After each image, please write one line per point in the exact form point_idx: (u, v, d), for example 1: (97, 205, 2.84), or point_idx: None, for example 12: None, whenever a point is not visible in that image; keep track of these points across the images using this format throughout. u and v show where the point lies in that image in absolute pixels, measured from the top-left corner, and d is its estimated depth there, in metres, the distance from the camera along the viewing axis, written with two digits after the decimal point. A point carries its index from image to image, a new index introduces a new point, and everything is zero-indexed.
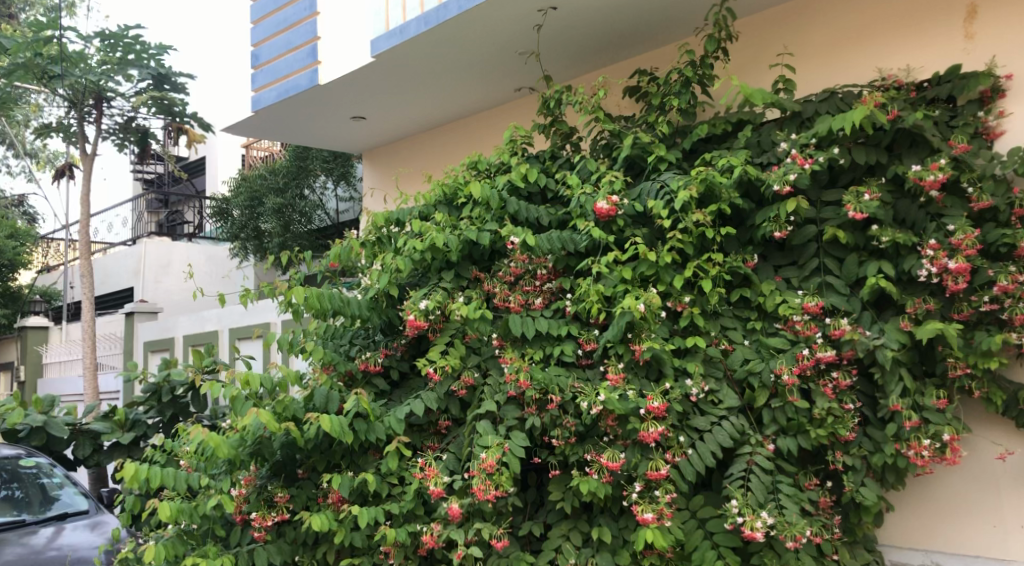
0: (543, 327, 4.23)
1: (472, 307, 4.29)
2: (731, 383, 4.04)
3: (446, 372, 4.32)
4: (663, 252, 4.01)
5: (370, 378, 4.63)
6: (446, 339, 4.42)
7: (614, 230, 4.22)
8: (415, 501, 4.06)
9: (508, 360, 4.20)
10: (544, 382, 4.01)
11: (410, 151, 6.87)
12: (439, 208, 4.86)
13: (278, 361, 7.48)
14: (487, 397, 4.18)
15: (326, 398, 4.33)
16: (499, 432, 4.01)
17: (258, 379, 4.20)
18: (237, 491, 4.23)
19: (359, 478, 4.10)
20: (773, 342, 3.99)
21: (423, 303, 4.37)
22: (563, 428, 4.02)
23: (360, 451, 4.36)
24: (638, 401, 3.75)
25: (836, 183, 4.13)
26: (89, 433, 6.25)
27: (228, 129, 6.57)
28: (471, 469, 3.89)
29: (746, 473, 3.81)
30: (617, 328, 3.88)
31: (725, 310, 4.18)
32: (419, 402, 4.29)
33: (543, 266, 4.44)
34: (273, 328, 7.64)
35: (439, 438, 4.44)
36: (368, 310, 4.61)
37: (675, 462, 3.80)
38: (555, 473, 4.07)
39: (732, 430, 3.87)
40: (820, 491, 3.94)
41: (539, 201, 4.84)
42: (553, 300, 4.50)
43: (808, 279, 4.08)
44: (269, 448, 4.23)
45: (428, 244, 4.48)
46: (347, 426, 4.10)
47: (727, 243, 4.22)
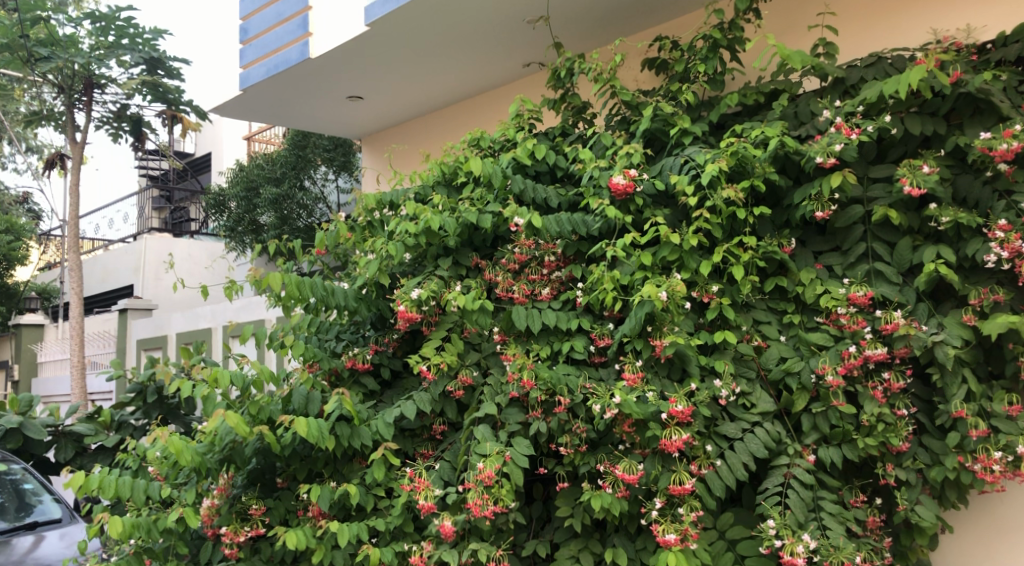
0: (549, 320, 3.78)
1: (471, 297, 3.81)
2: (765, 384, 3.54)
3: (442, 371, 3.84)
4: (688, 234, 3.51)
5: (358, 377, 4.16)
6: (442, 334, 3.95)
7: (632, 210, 3.73)
8: (404, 516, 3.59)
9: (510, 356, 3.73)
10: (550, 382, 3.52)
11: (410, 133, 6.44)
12: (437, 190, 4.41)
13: (272, 361, 6.98)
14: (486, 399, 3.71)
15: (303, 398, 3.85)
16: (499, 439, 3.53)
17: (229, 376, 3.73)
18: (207, 502, 3.76)
19: (340, 490, 3.62)
20: (814, 338, 3.49)
21: (416, 292, 3.89)
22: (573, 435, 3.51)
23: (345, 458, 3.89)
24: (660, 404, 3.28)
25: (885, 159, 3.62)
26: (72, 435, 5.57)
27: (216, 110, 6.14)
28: (467, 481, 3.42)
29: (782, 488, 3.33)
30: (634, 320, 3.39)
31: (757, 302, 3.68)
32: (411, 404, 3.81)
33: (552, 252, 3.99)
34: (267, 326, 7.16)
35: (433, 444, 3.97)
36: (355, 301, 4.12)
37: (701, 475, 3.32)
38: (564, 485, 3.57)
39: (767, 439, 3.38)
40: (869, 509, 3.43)
41: (548, 181, 4.34)
42: (562, 290, 4.01)
43: (853, 267, 3.56)
44: (241, 455, 3.76)
45: (422, 228, 4.02)
46: (327, 430, 3.62)
47: (760, 225, 3.71)
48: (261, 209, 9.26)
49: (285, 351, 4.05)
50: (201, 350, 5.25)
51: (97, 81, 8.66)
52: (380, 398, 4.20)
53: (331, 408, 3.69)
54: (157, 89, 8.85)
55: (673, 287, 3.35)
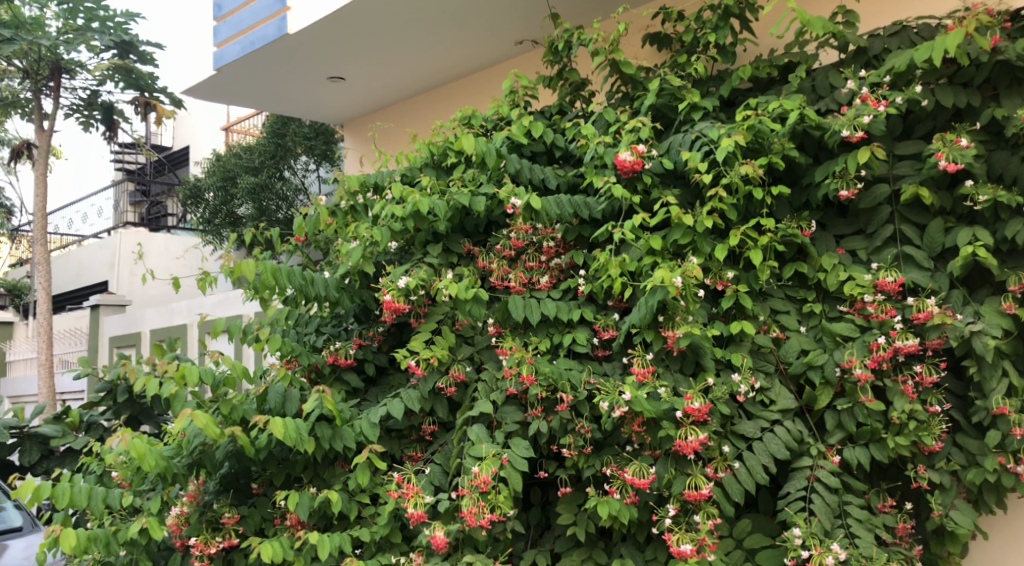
0: (549, 311, 3.49)
1: (464, 285, 3.50)
2: (785, 379, 3.26)
3: (431, 366, 3.53)
4: (702, 215, 3.22)
5: (340, 373, 3.85)
6: (432, 326, 3.64)
7: (639, 190, 3.42)
8: (391, 525, 3.27)
9: (507, 349, 3.42)
10: (551, 377, 3.23)
11: (394, 116, 6.13)
12: (425, 172, 4.09)
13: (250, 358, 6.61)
14: (481, 396, 3.41)
15: (280, 396, 3.52)
16: (495, 440, 3.23)
17: (198, 373, 3.40)
18: (176, 510, 3.56)
19: (320, 497, 3.29)
20: (837, 328, 3.20)
21: (403, 280, 3.57)
22: (576, 436, 3.24)
23: (326, 462, 3.57)
24: (674, 401, 2.98)
25: (911, 135, 3.35)
26: (38, 437, 5.13)
27: (189, 91, 5.79)
28: (460, 487, 3.11)
29: (806, 493, 3.05)
30: (645, 309, 3.09)
31: (775, 290, 3.39)
32: (398, 402, 3.49)
33: (550, 238, 3.68)
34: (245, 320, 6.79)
35: (423, 446, 3.66)
36: (337, 291, 3.80)
37: (718, 479, 3.03)
38: (566, 490, 3.27)
39: (788, 439, 3.10)
40: (898, 515, 3.15)
41: (545, 162, 4.03)
42: (561, 278, 3.72)
43: (878, 252, 3.29)
44: (212, 459, 3.43)
45: (410, 211, 3.71)
46: (306, 432, 3.31)
47: (777, 207, 3.42)
48: (239, 200, 8.95)
49: (258, 344, 3.71)
50: (175, 348, 4.86)
51: (66, 66, 8.26)
52: (364, 396, 3.89)
53: (311, 406, 3.37)
54: (130, 75, 8.46)
55: (687, 272, 3.05)
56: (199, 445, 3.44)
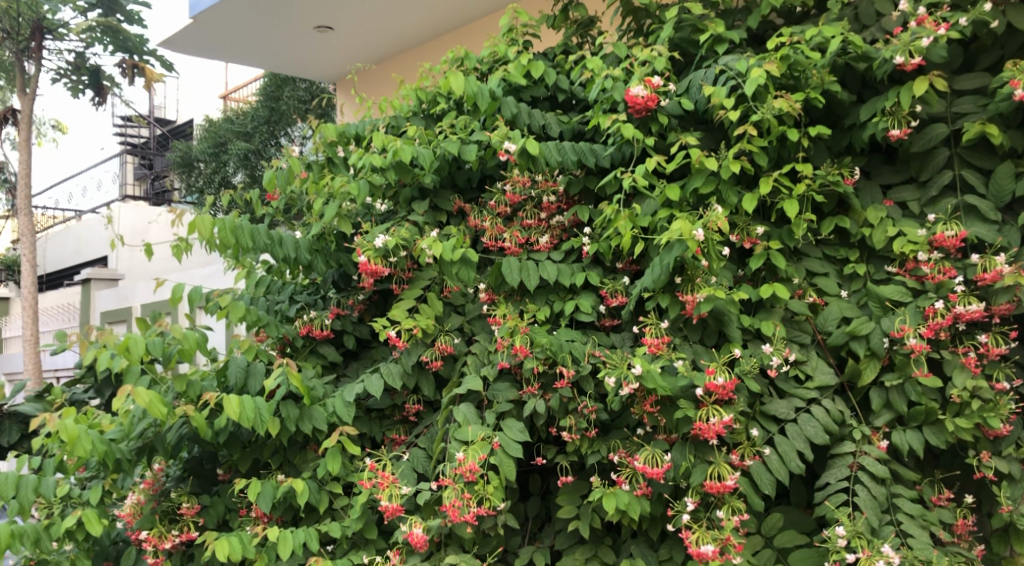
0: (549, 275, 3.03)
1: (450, 244, 3.06)
2: (823, 352, 2.80)
3: (415, 337, 3.09)
4: (727, 158, 2.73)
5: (315, 346, 3.43)
6: (416, 293, 3.20)
7: (654, 132, 2.94)
8: (366, 519, 2.84)
9: (500, 318, 2.98)
10: (549, 348, 2.78)
11: (387, 65, 5.73)
12: (412, 121, 3.63)
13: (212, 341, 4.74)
14: (470, 371, 2.98)
15: (241, 372, 3.08)
16: (486, 422, 2.79)
17: (145, 344, 2.95)
18: (132, 498, 3.14)
19: (284, 486, 2.87)
20: (886, 292, 2.74)
21: (381, 239, 3.12)
22: (579, 417, 2.80)
23: (296, 445, 3.15)
24: (693, 376, 2.52)
25: (972, 68, 2.85)
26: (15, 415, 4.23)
27: (165, 43, 5.38)
28: (442, 476, 2.68)
29: (848, 484, 2.60)
30: (661, 268, 2.62)
31: (811, 249, 2.92)
32: (376, 378, 3.06)
33: (551, 192, 3.22)
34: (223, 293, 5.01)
35: (406, 428, 3.23)
36: (310, 254, 3.34)
37: (745, 467, 2.58)
38: (566, 480, 2.83)
39: (827, 420, 2.65)
40: (956, 510, 2.69)
41: (547, 108, 3.53)
42: (564, 238, 3.26)
43: (933, 203, 2.81)
44: (163, 443, 3.01)
45: (391, 161, 3.27)
46: (268, 411, 2.87)
47: (814, 153, 2.93)
48: (232, 166, 8.58)
49: (220, 313, 3.27)
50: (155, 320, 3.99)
51: (48, 25, 7.86)
52: (343, 372, 3.46)
53: (275, 382, 2.95)
54: (118, 36, 7.99)
55: (710, 223, 2.57)
56: (149, 426, 3.01)
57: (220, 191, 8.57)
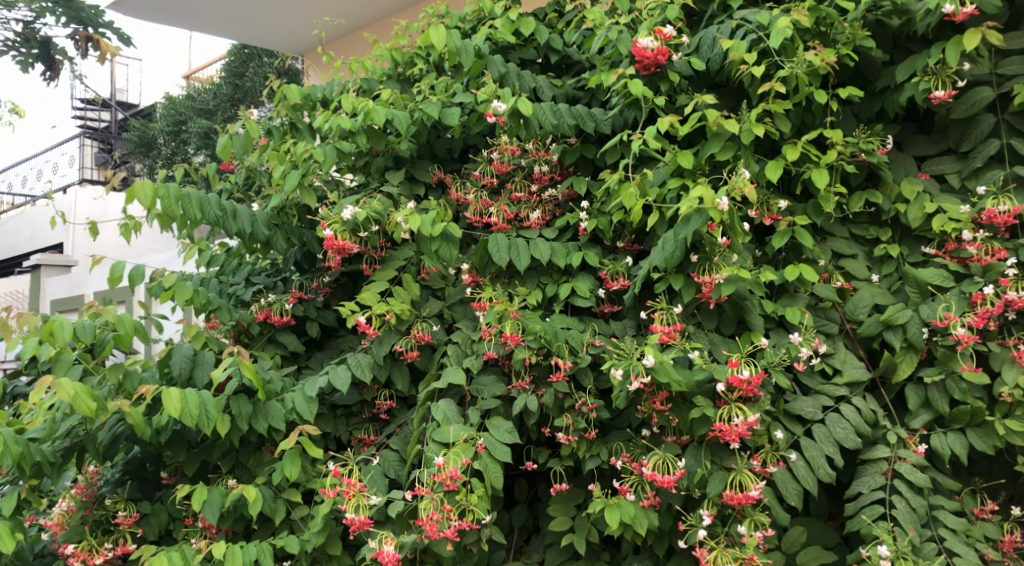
0: (541, 255, 2.68)
1: (429, 218, 2.68)
2: (852, 343, 2.47)
3: (388, 323, 2.73)
4: (748, 121, 2.38)
5: (274, 334, 3.05)
6: (389, 274, 2.82)
7: (662, 92, 2.58)
8: (328, 533, 2.45)
9: (486, 301, 2.63)
10: (543, 336, 2.44)
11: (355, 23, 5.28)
12: (386, 84, 3.24)
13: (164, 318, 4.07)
14: (451, 363, 2.62)
15: (185, 362, 2.69)
16: (469, 421, 2.43)
17: (72, 328, 2.54)
18: (60, 505, 2.76)
19: (234, 494, 2.48)
20: (926, 275, 2.41)
21: (351, 212, 2.73)
22: (576, 417, 2.44)
23: (250, 446, 2.76)
24: (713, 370, 2.17)
25: (1020, 25, 2.53)
26: None
27: (118, 7, 4.95)
28: (419, 484, 2.31)
29: (885, 494, 2.27)
30: (676, 244, 2.26)
31: (837, 228, 2.58)
32: (342, 370, 2.67)
33: (543, 161, 2.87)
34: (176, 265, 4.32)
35: (377, 427, 2.86)
36: (269, 229, 2.94)
37: (768, 475, 2.24)
38: (560, 487, 2.47)
39: (859, 421, 2.32)
40: (1002, 524, 2.37)
41: (537, 72, 3.14)
42: (557, 214, 2.91)
43: (976, 176, 2.50)
44: (94, 442, 2.60)
45: (361, 124, 2.88)
46: (215, 407, 2.47)
47: (842, 120, 2.60)
48: (193, 147, 8.12)
49: (162, 294, 2.87)
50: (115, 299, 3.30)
51: None
52: (305, 364, 3.07)
53: (224, 373, 2.56)
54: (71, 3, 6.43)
55: (734, 190, 2.21)
56: (77, 423, 2.61)
57: (176, 164, 8.06)
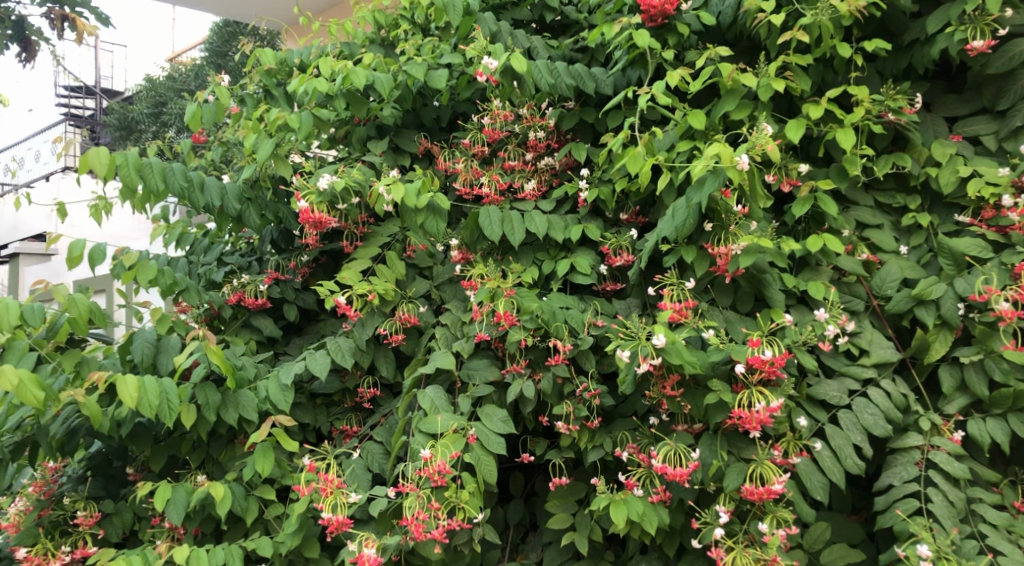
0: (537, 228, 2.45)
1: (414, 188, 2.44)
2: (879, 321, 2.25)
3: (371, 304, 2.50)
4: (767, 75, 2.15)
5: (249, 318, 2.82)
6: (372, 251, 2.59)
7: (669, 46, 2.35)
8: (305, 534, 2.22)
9: (477, 279, 2.40)
10: (540, 316, 2.22)
11: None
12: (369, 48, 2.99)
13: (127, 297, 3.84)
14: (439, 347, 2.39)
15: (148, 349, 2.45)
16: (460, 410, 2.20)
17: (20, 311, 2.30)
18: (16, 505, 2.56)
19: (200, 491, 2.25)
20: (961, 245, 2.18)
21: (329, 182, 2.49)
22: (578, 404, 2.22)
23: (221, 440, 2.54)
24: (730, 350, 1.94)
25: None
26: None
27: None
28: (404, 480, 2.08)
29: (919, 487, 2.05)
30: (688, 211, 2.03)
31: (861, 196, 2.36)
32: (321, 355, 2.44)
33: (538, 127, 2.63)
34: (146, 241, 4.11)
35: (360, 418, 2.64)
36: (240, 203, 2.70)
37: (790, 466, 2.02)
38: (559, 481, 2.25)
39: (889, 407, 2.10)
40: None
41: (532, 33, 2.90)
42: (554, 185, 2.68)
43: (1016, 136, 2.26)
44: (46, 436, 2.37)
45: (340, 86, 2.64)
46: (178, 396, 2.24)
47: (866, 77, 2.37)
48: None
49: (125, 274, 2.62)
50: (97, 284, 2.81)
51: None
52: (282, 350, 2.84)
53: (188, 360, 2.31)
54: None
55: (755, 148, 1.96)
56: (28, 415, 2.37)
57: None
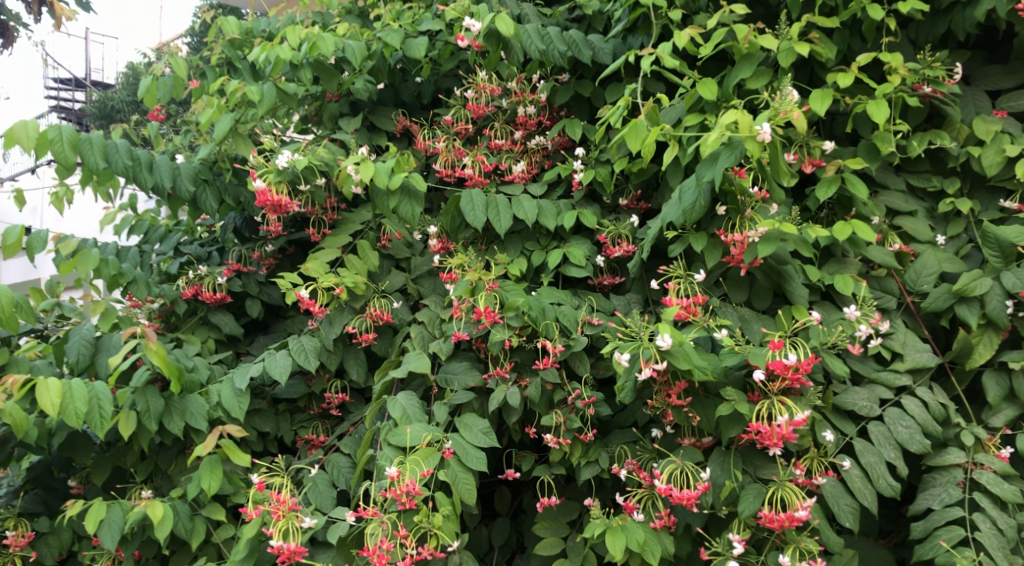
0: (526, 215, 2.16)
1: (386, 167, 2.15)
2: (913, 321, 1.97)
3: (339, 299, 2.22)
4: (788, 37, 1.87)
5: (207, 314, 2.54)
6: (341, 240, 2.32)
7: (676, 7, 2.06)
8: (257, 561, 1.95)
9: (456, 271, 2.12)
10: (527, 313, 1.94)
11: None
12: (344, 17, 2.71)
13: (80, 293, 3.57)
14: (414, 348, 2.11)
15: (86, 347, 2.17)
16: (435, 421, 1.93)
17: None
18: None
19: (138, 512, 1.98)
20: (1009, 234, 1.88)
21: (290, 161, 2.21)
22: (570, 414, 1.94)
23: (170, 450, 2.26)
24: (747, 354, 1.67)
25: None
26: None
27: None
28: (369, 502, 1.80)
29: (963, 512, 1.77)
30: (698, 191, 1.75)
31: (892, 179, 2.08)
32: (279, 356, 2.15)
33: (528, 102, 2.36)
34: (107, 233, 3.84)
35: (328, 425, 2.36)
36: (195, 185, 2.43)
37: (814, 488, 1.75)
38: (548, 502, 1.97)
39: (926, 419, 1.82)
40: None
41: None
42: (545, 167, 2.40)
43: None
44: None
45: (306, 54, 2.35)
46: (112, 402, 1.97)
47: (898, 44, 2.09)
48: None
49: (64, 264, 2.34)
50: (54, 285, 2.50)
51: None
52: (244, 350, 2.55)
53: (128, 361, 2.04)
54: None
55: (778, 116, 1.66)
56: None
57: None
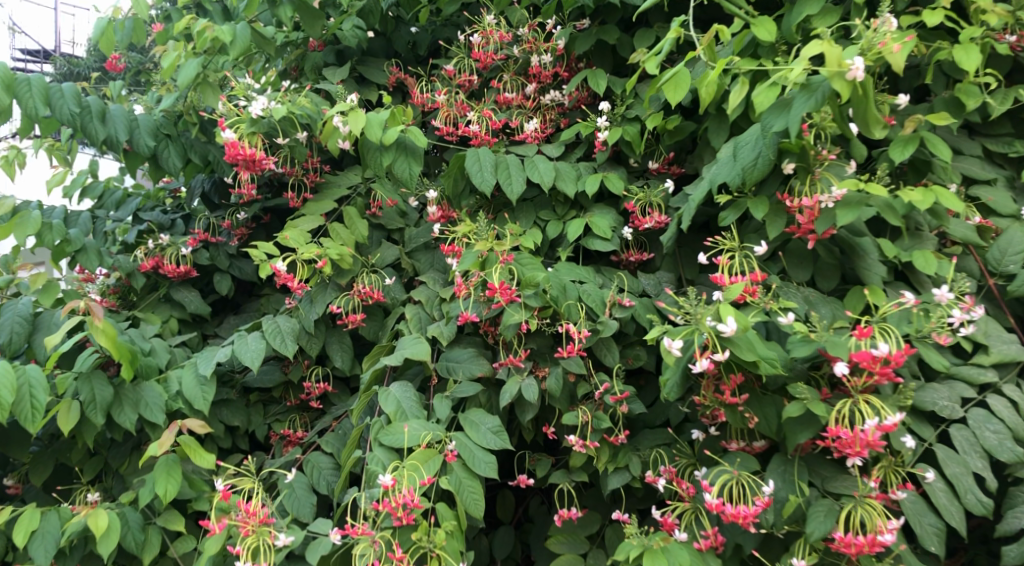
0: (542, 178, 1.85)
1: (379, 118, 1.83)
2: (996, 307, 1.68)
3: (321, 272, 1.89)
4: None
5: (169, 290, 2.21)
6: (325, 205, 2.00)
7: None
8: None
9: (460, 242, 1.81)
10: (547, 291, 1.63)
11: None
12: None
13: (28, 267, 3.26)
14: (409, 331, 1.80)
15: (21, 325, 1.83)
16: (437, 418, 1.62)
17: None
18: None
19: (78, 521, 1.65)
20: None
21: (266, 110, 1.88)
22: (595, 412, 1.64)
23: (121, 446, 1.94)
24: (823, 342, 1.37)
25: None
26: None
27: None
28: (357, 516, 1.49)
29: None
30: (762, 144, 1.45)
31: (965, 144, 1.79)
32: (251, 339, 1.83)
33: (543, 50, 2.05)
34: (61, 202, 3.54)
35: (306, 418, 2.05)
36: (155, 139, 2.09)
37: (892, 503, 1.47)
38: (568, 514, 1.67)
39: (1019, 423, 1.53)
40: None
41: None
42: (561, 126, 2.09)
43: None
44: None
45: None
46: (48, 390, 1.64)
47: None
48: None
49: None
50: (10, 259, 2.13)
51: None
52: (211, 332, 2.23)
53: (70, 342, 1.71)
54: None
55: (870, 51, 1.36)
56: None
57: None
